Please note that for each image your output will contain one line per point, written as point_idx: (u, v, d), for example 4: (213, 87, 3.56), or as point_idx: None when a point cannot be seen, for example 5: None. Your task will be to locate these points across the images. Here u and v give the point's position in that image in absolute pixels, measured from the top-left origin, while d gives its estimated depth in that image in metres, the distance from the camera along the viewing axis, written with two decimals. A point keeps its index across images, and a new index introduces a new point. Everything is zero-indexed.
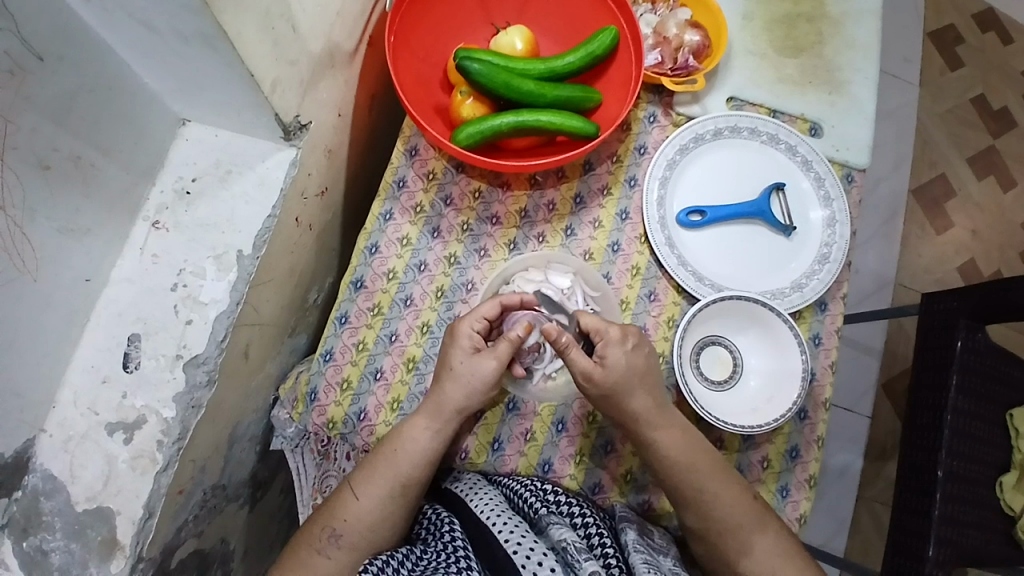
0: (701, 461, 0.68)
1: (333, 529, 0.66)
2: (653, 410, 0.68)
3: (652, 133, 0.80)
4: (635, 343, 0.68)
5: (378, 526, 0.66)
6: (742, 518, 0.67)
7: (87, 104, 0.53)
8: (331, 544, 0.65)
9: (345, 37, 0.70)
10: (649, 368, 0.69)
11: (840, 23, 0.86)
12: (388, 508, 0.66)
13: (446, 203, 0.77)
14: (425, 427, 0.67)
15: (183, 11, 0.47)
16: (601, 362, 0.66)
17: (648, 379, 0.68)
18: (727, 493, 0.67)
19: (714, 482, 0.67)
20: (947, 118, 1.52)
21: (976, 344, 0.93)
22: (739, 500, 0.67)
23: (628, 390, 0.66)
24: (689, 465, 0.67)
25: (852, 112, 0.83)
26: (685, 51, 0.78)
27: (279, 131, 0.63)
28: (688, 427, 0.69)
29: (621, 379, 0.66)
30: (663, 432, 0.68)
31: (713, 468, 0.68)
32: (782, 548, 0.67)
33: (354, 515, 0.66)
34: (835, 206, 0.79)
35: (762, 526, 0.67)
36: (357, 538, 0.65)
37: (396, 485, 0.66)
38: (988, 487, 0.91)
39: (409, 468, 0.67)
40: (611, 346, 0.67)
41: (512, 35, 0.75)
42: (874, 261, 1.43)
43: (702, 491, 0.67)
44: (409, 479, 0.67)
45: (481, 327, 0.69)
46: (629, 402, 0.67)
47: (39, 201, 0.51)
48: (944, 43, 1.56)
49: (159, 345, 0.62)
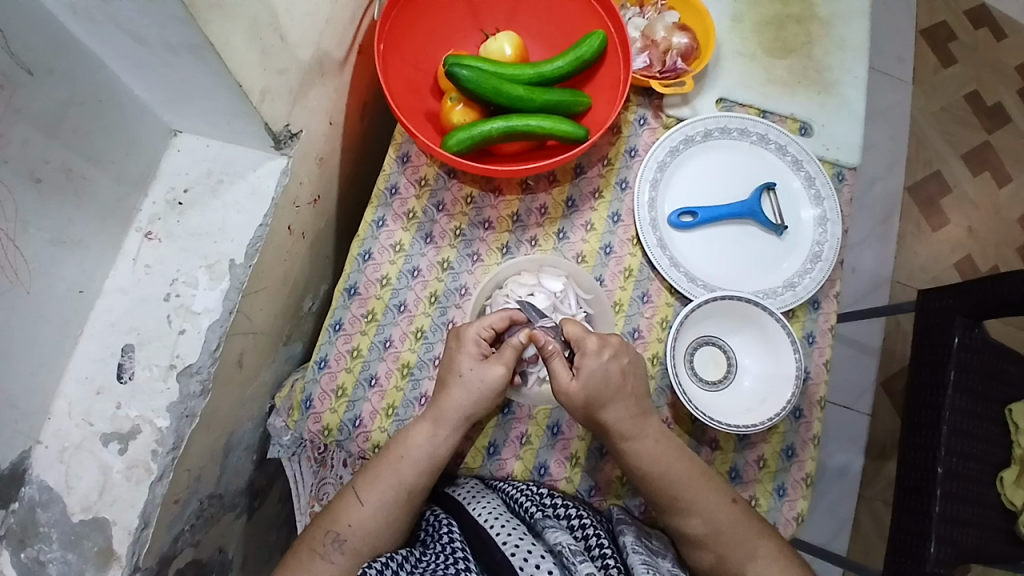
0: (677, 471, 0.68)
1: (335, 534, 0.66)
2: (626, 420, 0.68)
3: (643, 135, 0.81)
4: (613, 354, 0.67)
5: (381, 532, 0.66)
6: (722, 524, 0.67)
7: (78, 117, 0.54)
8: (334, 549, 0.65)
9: (335, 46, 0.70)
10: (626, 376, 0.68)
11: (829, 23, 0.86)
12: (391, 515, 0.67)
13: (439, 209, 0.77)
14: (427, 431, 0.68)
15: (171, 23, 0.47)
16: (577, 372, 0.66)
17: (623, 389, 0.68)
18: (704, 500, 0.68)
19: (692, 491, 0.68)
20: (941, 116, 1.53)
21: (972, 340, 0.93)
22: (716, 505, 0.68)
23: (602, 402, 0.66)
24: (661, 475, 0.68)
25: (842, 112, 0.83)
26: (674, 54, 0.78)
27: (269, 140, 0.64)
28: (664, 436, 0.69)
29: (595, 392, 0.66)
30: (634, 443, 0.68)
31: (691, 477, 0.68)
32: (778, 553, 0.68)
33: (359, 521, 0.66)
34: (827, 205, 0.79)
35: (745, 530, 0.68)
36: (360, 543, 0.66)
37: (401, 492, 0.67)
38: (987, 483, 0.91)
39: (412, 474, 0.67)
40: (587, 358, 0.66)
41: (501, 41, 0.75)
42: (870, 260, 1.43)
43: (680, 500, 0.68)
44: (415, 485, 0.67)
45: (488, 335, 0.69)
46: (604, 414, 0.67)
47: (31, 212, 0.51)
48: (936, 41, 1.57)
49: (153, 355, 0.63)
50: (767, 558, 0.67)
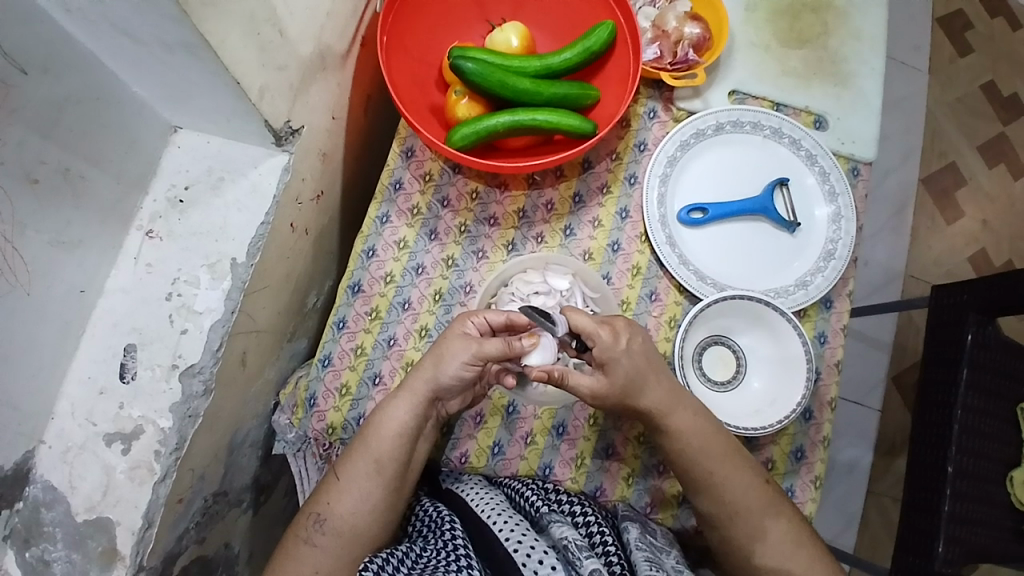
0: (713, 444, 0.67)
1: (317, 514, 0.66)
2: (666, 396, 0.66)
3: (653, 129, 0.79)
4: (629, 337, 0.65)
5: (358, 507, 0.66)
6: (752, 501, 0.67)
7: (73, 116, 0.53)
8: (316, 531, 0.66)
9: (337, 39, 0.69)
10: (651, 359, 0.66)
11: (844, 13, 0.84)
12: (366, 487, 0.66)
13: (444, 205, 0.76)
14: (398, 399, 0.66)
15: (166, 20, 0.46)
16: (603, 368, 0.65)
17: (656, 371, 0.66)
18: (738, 475, 0.67)
19: (726, 467, 0.67)
20: (956, 106, 1.49)
21: (986, 337, 0.91)
22: (748, 483, 0.67)
23: (641, 385, 0.65)
24: (701, 448, 0.67)
25: (858, 105, 0.81)
26: (685, 44, 0.75)
27: (270, 137, 0.62)
28: (701, 409, 0.68)
29: (624, 380, 0.64)
30: (676, 417, 0.66)
31: (728, 453, 0.67)
32: (791, 532, 0.67)
33: (337, 498, 0.66)
34: (841, 202, 0.77)
35: (771, 510, 0.67)
36: (339, 523, 0.66)
37: (369, 460, 0.66)
38: (998, 482, 0.90)
39: (377, 441, 0.66)
40: (611, 350, 0.64)
41: (507, 32, 0.74)
42: (882, 253, 1.40)
43: (714, 476, 0.67)
44: (383, 454, 0.66)
45: (478, 326, 0.67)
46: (644, 396, 0.66)
47: (28, 213, 0.50)
48: (952, 29, 1.52)
49: (155, 354, 0.62)
50: (790, 540, 0.67)
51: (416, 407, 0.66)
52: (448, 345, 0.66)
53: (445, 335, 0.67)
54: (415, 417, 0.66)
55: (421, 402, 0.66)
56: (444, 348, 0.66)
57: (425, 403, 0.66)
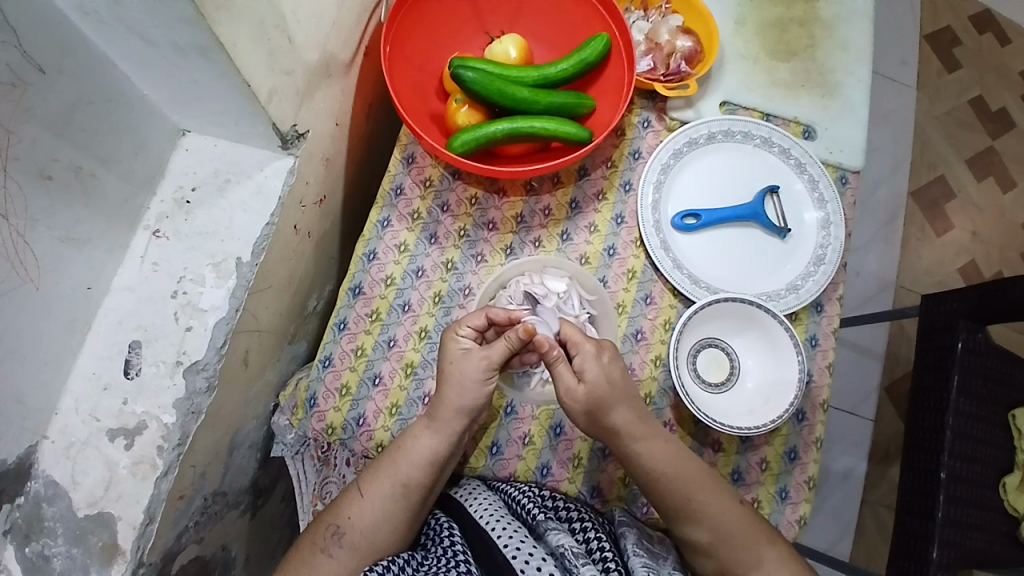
0: (687, 471, 0.68)
1: (336, 527, 0.67)
2: (635, 422, 0.68)
3: (646, 137, 0.81)
4: (612, 357, 0.68)
5: (377, 526, 0.66)
6: (734, 528, 0.68)
7: (85, 117, 0.54)
8: (333, 543, 0.66)
9: (341, 48, 0.71)
10: (625, 382, 0.68)
11: (831, 26, 0.87)
12: (388, 508, 0.67)
13: (444, 210, 0.78)
14: (429, 428, 0.67)
15: (180, 23, 0.48)
16: (581, 377, 0.66)
17: (626, 392, 0.68)
18: (718, 503, 0.68)
19: (711, 498, 0.68)
20: (945, 120, 1.53)
21: (977, 343, 0.92)
22: (726, 509, 0.68)
23: (610, 404, 0.66)
24: (676, 476, 0.68)
25: (846, 114, 0.83)
26: (678, 57, 0.78)
27: (276, 140, 0.64)
28: (671, 439, 0.69)
29: (600, 395, 0.66)
30: (644, 445, 0.68)
31: (706, 481, 0.68)
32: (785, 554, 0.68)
33: (357, 514, 0.67)
34: (830, 208, 0.79)
35: (755, 534, 0.68)
36: (358, 538, 0.66)
37: (396, 484, 0.67)
38: (991, 488, 0.91)
39: (407, 467, 0.67)
40: (589, 361, 0.66)
41: (505, 43, 0.76)
42: (874, 264, 1.43)
43: (695, 503, 0.68)
44: (411, 479, 0.67)
45: (470, 335, 0.69)
46: (612, 416, 0.66)
47: (41, 209, 0.52)
48: (940, 45, 1.57)
49: (159, 351, 0.63)
50: (782, 562, 0.68)
51: (448, 437, 0.67)
52: (459, 365, 0.67)
53: (446, 359, 0.68)
54: (448, 447, 0.67)
55: (454, 433, 0.67)
56: (455, 372, 0.66)
57: (460, 430, 0.67)
